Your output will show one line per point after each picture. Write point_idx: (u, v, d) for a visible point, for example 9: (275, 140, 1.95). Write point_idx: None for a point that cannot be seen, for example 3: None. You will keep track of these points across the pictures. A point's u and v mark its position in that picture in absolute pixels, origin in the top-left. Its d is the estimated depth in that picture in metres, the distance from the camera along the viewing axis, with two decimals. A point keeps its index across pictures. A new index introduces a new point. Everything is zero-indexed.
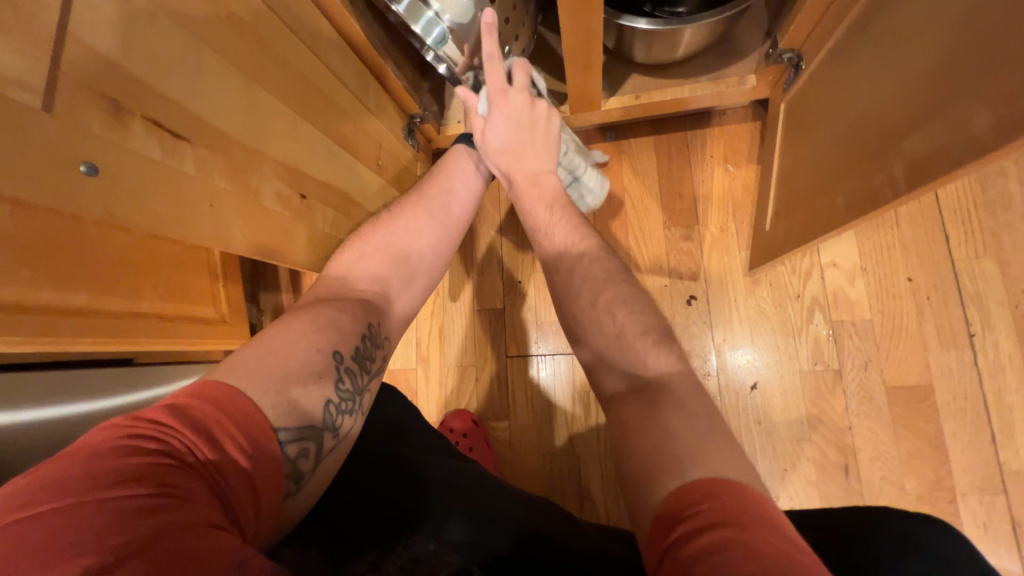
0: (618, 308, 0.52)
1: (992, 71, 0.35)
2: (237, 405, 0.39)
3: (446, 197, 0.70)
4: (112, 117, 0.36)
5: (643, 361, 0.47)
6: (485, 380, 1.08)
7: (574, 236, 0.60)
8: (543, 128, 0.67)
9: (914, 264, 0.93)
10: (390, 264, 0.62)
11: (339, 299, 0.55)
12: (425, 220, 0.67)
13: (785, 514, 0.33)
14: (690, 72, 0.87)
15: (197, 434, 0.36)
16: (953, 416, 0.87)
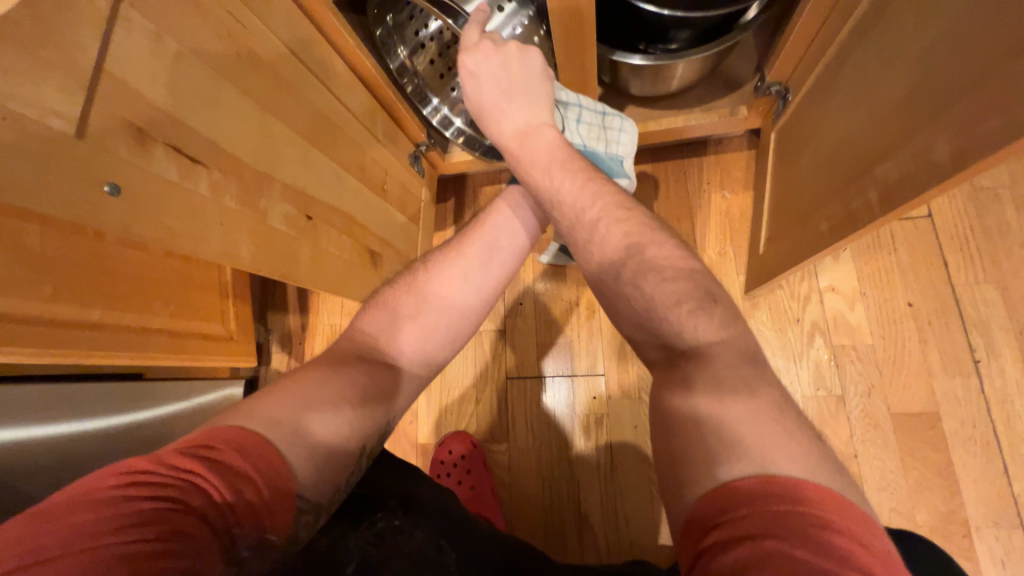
0: (647, 277, 0.48)
1: (953, 99, 0.37)
2: (254, 449, 0.36)
3: (486, 254, 0.66)
4: (137, 143, 0.40)
5: (678, 332, 0.44)
6: (485, 402, 1.09)
7: (584, 196, 0.56)
8: (535, 84, 0.63)
9: (914, 289, 0.93)
10: (429, 312, 0.60)
11: (369, 360, 0.52)
12: (462, 277, 0.63)
13: (847, 526, 0.30)
14: (682, 103, 0.91)
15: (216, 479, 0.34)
16: (963, 445, 0.85)
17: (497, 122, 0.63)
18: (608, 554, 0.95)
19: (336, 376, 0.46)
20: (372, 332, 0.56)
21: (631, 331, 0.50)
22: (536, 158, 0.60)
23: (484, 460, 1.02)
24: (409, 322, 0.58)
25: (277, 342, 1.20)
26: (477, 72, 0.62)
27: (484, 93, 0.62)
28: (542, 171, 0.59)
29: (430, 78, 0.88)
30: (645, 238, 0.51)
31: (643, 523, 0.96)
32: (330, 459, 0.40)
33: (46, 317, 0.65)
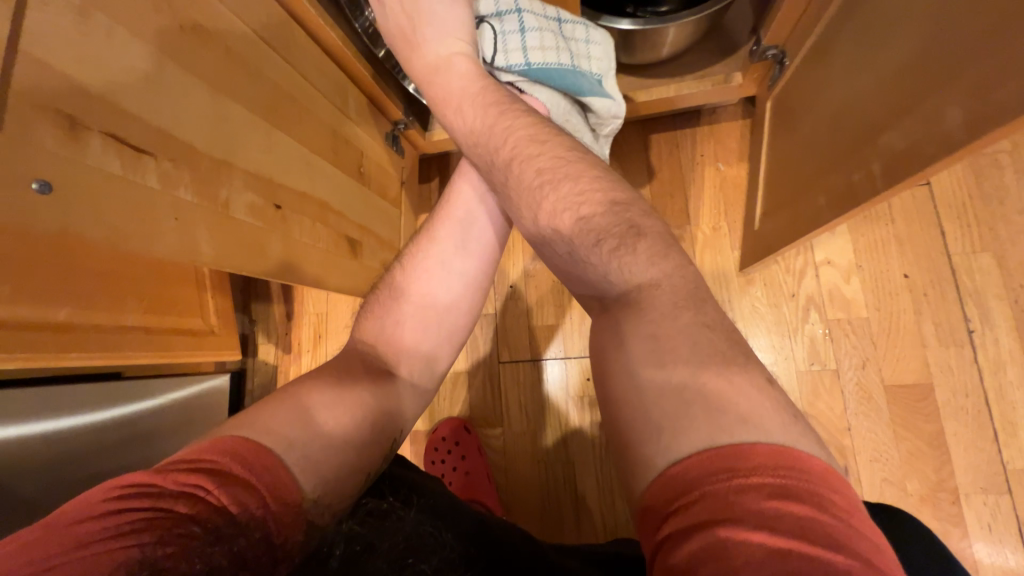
0: (561, 218, 0.45)
1: (965, 60, 0.34)
2: (258, 460, 0.38)
3: (461, 236, 0.63)
4: (68, 133, 0.36)
5: (605, 275, 0.42)
6: (478, 387, 1.07)
7: (497, 133, 0.52)
8: (448, 3, 0.58)
9: (911, 260, 0.91)
10: (415, 307, 0.59)
11: (374, 372, 0.52)
12: (444, 270, 0.61)
13: (801, 492, 0.29)
14: (674, 71, 0.86)
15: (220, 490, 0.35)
16: (955, 415, 0.85)
17: (413, 55, 0.59)
18: (605, 531, 0.96)
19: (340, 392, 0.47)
20: (372, 340, 0.56)
21: (569, 282, 0.47)
22: (451, 90, 0.57)
23: (479, 445, 1.02)
24: (402, 320, 0.57)
25: (263, 333, 1.17)
26: (388, 3, 0.59)
27: (397, 25, 0.59)
28: (458, 110, 0.56)
29: None
30: (559, 173, 0.47)
31: None
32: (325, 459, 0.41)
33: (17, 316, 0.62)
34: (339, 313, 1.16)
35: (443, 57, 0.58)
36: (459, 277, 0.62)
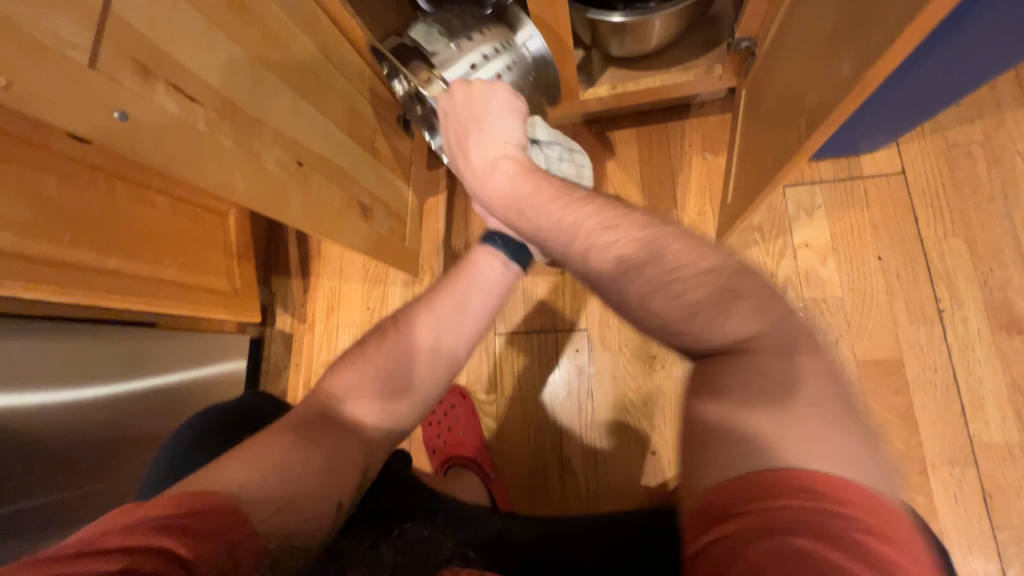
0: (657, 304, 0.45)
1: (856, 25, 0.41)
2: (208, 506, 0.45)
3: (459, 298, 0.68)
4: (141, 78, 0.46)
5: (711, 336, 0.43)
6: (475, 357, 1.15)
7: (569, 218, 0.51)
8: (506, 122, 0.63)
9: (885, 243, 0.96)
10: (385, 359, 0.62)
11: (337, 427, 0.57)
12: (432, 330, 0.65)
13: (866, 519, 0.33)
14: (661, 64, 0.95)
15: (169, 533, 0.41)
16: (924, 389, 0.89)
17: (474, 166, 0.63)
18: (587, 492, 1.02)
19: (276, 442, 0.53)
20: (342, 390, 0.60)
21: (664, 348, 0.47)
22: (502, 183, 0.59)
23: (472, 409, 1.10)
24: (373, 374, 0.61)
25: (280, 303, 1.27)
26: (451, 133, 0.66)
27: (462, 147, 0.65)
28: (521, 207, 0.56)
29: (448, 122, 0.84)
30: (644, 255, 0.46)
31: (621, 466, 1.02)
32: (289, 483, 0.50)
33: (65, 261, 0.73)
34: (350, 287, 1.26)
35: (501, 165, 0.61)
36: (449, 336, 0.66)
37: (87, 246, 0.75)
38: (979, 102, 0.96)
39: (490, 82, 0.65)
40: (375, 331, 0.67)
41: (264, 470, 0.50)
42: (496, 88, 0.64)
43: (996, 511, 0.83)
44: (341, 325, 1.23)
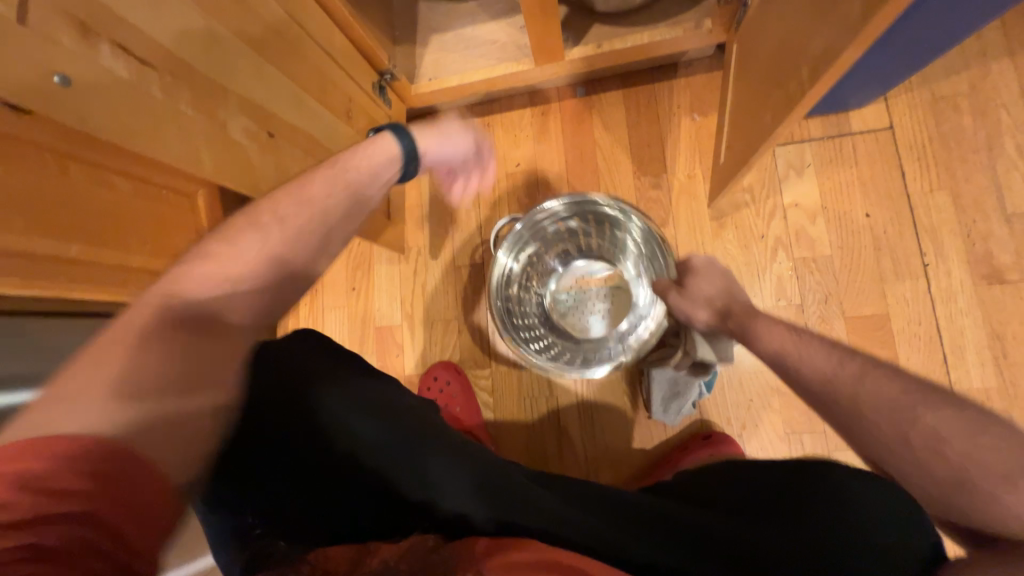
0: (932, 465, 0.46)
1: None
2: (77, 451, 0.32)
3: (298, 198, 0.53)
4: (80, 35, 0.40)
5: (1000, 511, 0.43)
6: (468, 333, 1.14)
7: (844, 371, 0.53)
8: (722, 278, 0.72)
9: (872, 200, 0.96)
10: (271, 238, 0.50)
11: (222, 335, 0.43)
12: (277, 228, 0.51)
13: None
14: (648, 19, 0.90)
15: (28, 506, 0.29)
16: (909, 340, 0.91)
17: (699, 312, 0.69)
18: (585, 459, 1.03)
19: (166, 347, 0.39)
20: (190, 296, 0.43)
21: (930, 503, 0.48)
22: (742, 316, 0.65)
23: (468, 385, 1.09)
24: (258, 258, 0.49)
25: None
26: (697, 283, 0.71)
27: (685, 296, 0.71)
28: (778, 346, 0.58)
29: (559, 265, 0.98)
30: (935, 412, 0.48)
31: (618, 431, 1.03)
32: (177, 448, 0.36)
33: (26, 250, 0.67)
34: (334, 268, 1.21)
35: (753, 311, 0.64)
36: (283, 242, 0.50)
37: (45, 234, 0.69)
38: (966, 53, 0.95)
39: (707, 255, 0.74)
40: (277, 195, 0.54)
41: (116, 399, 0.35)
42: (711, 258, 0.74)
43: None
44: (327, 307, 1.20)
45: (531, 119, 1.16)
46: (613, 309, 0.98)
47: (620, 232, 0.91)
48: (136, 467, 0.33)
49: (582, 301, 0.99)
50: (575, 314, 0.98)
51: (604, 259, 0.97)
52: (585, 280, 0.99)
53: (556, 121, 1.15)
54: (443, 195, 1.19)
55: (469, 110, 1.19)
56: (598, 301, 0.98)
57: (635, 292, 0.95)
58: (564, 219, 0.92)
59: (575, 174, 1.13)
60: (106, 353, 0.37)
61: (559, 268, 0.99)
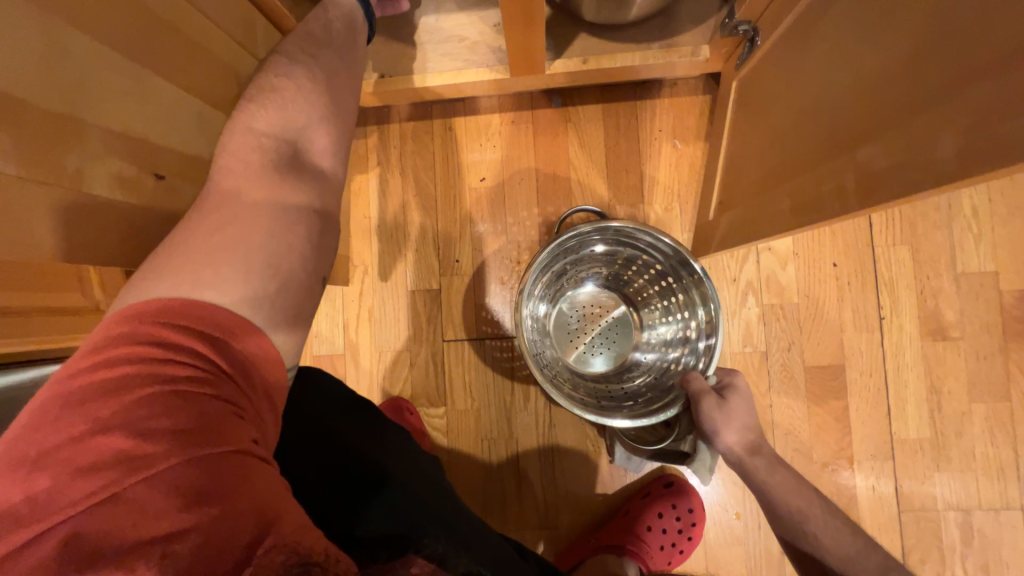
0: None
1: (952, 92, 0.33)
2: (222, 318, 0.42)
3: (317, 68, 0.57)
4: None
5: None
6: (421, 366, 1.03)
7: (849, 547, 0.58)
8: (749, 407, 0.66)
9: (840, 249, 0.96)
10: (318, 90, 0.56)
11: (313, 174, 0.54)
12: (307, 116, 0.54)
13: None
14: (641, 36, 0.79)
15: (204, 349, 0.40)
16: (859, 392, 0.94)
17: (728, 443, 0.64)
18: (545, 504, 0.99)
19: (286, 187, 0.50)
20: (274, 130, 0.52)
21: None
22: (769, 461, 0.63)
23: (421, 425, 0.99)
24: (316, 106, 0.55)
25: None
26: (736, 408, 0.64)
27: (722, 420, 0.63)
28: (788, 505, 0.62)
29: (568, 285, 0.87)
30: None
31: (580, 475, 0.99)
32: (290, 322, 0.47)
33: None
34: None
35: (773, 463, 0.64)
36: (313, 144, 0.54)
37: None
38: None
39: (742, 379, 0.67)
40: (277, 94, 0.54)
41: (252, 267, 0.45)
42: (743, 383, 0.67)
43: (903, 498, 0.93)
44: None
45: (499, 127, 1.02)
46: (616, 352, 0.88)
47: (666, 290, 0.82)
48: (260, 338, 0.44)
49: (590, 331, 0.89)
50: (578, 342, 0.88)
51: (631, 300, 0.89)
52: (603, 311, 0.89)
53: (528, 133, 1.02)
54: (396, 207, 1.04)
55: (427, 108, 1.03)
56: (605, 337, 0.89)
57: (647, 342, 0.87)
58: (624, 246, 0.81)
59: (546, 195, 1.02)
60: (231, 215, 0.47)
61: (584, 284, 0.89)
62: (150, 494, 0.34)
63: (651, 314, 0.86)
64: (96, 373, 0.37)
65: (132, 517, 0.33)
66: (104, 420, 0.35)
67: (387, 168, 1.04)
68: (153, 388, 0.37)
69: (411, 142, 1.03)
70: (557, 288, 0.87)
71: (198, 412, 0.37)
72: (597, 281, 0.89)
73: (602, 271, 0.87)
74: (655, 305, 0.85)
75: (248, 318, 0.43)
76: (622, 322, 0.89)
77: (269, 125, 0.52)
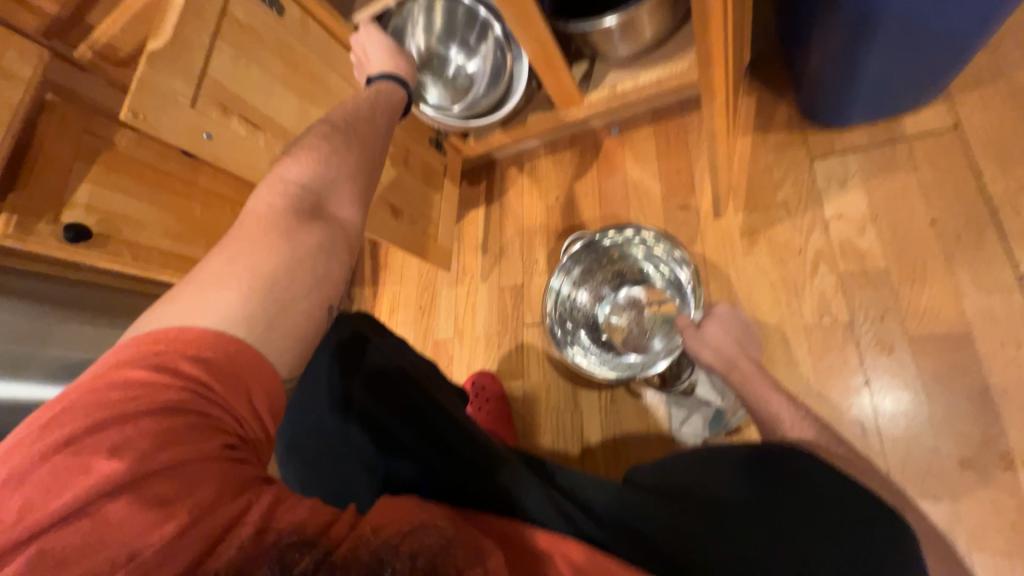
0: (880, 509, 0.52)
1: None
2: (214, 344, 0.39)
3: (368, 113, 0.61)
4: (222, 111, 0.69)
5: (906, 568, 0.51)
6: (507, 346, 1.25)
7: (803, 425, 0.59)
8: (736, 327, 0.73)
9: (938, 205, 0.86)
10: (351, 156, 0.56)
11: (330, 220, 0.51)
12: (345, 156, 0.55)
13: None
14: (657, 58, 1.01)
15: (194, 375, 0.38)
16: (1006, 367, 0.77)
17: (707, 356, 0.70)
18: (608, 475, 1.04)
19: (310, 224, 0.49)
20: (304, 180, 0.52)
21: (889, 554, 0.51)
22: (745, 375, 0.66)
23: (502, 392, 1.16)
24: (348, 163, 0.55)
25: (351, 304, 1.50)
26: (716, 330, 0.72)
27: (697, 338, 0.71)
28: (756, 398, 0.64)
29: (593, 300, 1.03)
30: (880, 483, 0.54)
31: (642, 450, 1.04)
32: (279, 340, 0.43)
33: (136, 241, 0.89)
34: (408, 290, 1.43)
35: (751, 375, 0.66)
36: (347, 179, 0.55)
37: (154, 235, 0.92)
38: None
39: (727, 308, 0.75)
40: (323, 132, 0.57)
41: (247, 292, 0.42)
42: (734, 309, 0.75)
43: None
44: (400, 325, 1.40)
45: (570, 159, 1.30)
46: (658, 329, 0.97)
47: (658, 262, 0.96)
48: (252, 355, 0.41)
49: (631, 324, 1.00)
50: (621, 337, 1.00)
51: (643, 280, 1.01)
52: (636, 306, 1.01)
53: (592, 158, 1.27)
54: (495, 226, 1.36)
55: (519, 156, 1.37)
56: (643, 324, 0.99)
57: (674, 306, 0.96)
58: (610, 249, 0.99)
59: (608, 203, 1.22)
60: (240, 244, 0.45)
61: (604, 298, 1.03)
62: (124, 509, 0.34)
63: (660, 283, 0.98)
64: (89, 395, 0.36)
65: (107, 524, 0.34)
66: (87, 444, 0.35)
67: (490, 202, 1.38)
68: (137, 413, 0.36)
69: (505, 180, 1.38)
70: (584, 308, 1.02)
71: (178, 433, 0.37)
72: (613, 282, 1.03)
73: (611, 276, 1.02)
74: (659, 273, 0.98)
75: (239, 339, 0.40)
76: (648, 300, 1.00)
77: (308, 154, 0.54)
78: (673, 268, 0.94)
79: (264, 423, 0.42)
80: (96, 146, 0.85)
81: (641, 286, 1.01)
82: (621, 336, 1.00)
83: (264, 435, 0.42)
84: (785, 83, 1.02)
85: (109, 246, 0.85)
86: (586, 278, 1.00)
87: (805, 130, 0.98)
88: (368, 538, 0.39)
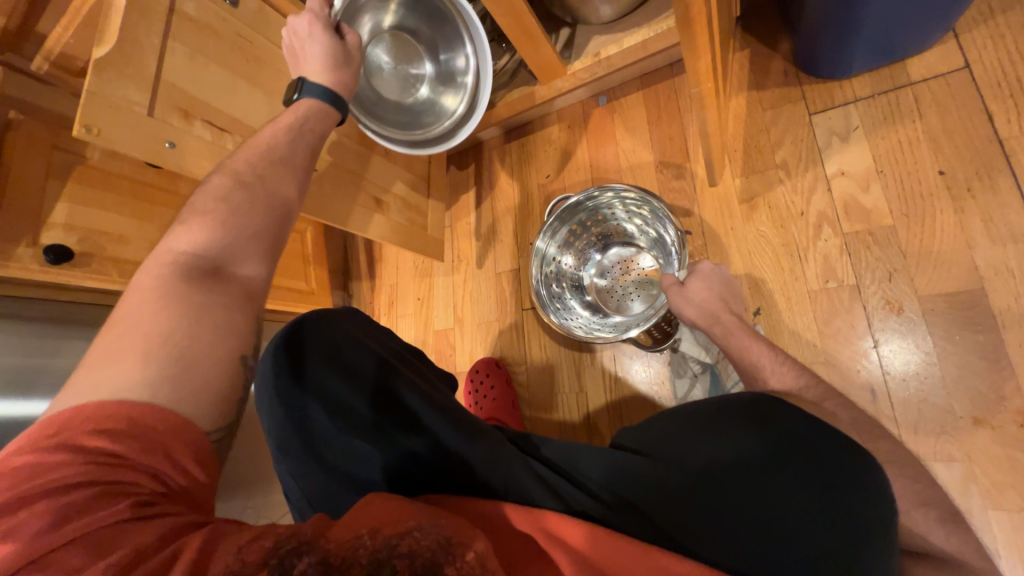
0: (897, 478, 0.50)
1: None
2: (114, 416, 0.37)
3: (275, 146, 0.57)
4: (183, 117, 0.66)
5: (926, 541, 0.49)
6: (507, 331, 1.23)
7: (790, 374, 0.59)
8: (721, 284, 0.71)
9: (946, 154, 0.81)
10: (248, 206, 0.52)
11: (229, 279, 0.47)
12: (242, 205, 0.51)
13: None
14: (641, 18, 0.95)
15: (98, 444, 0.36)
16: (1021, 322, 0.74)
17: (691, 313, 0.69)
18: None
19: (204, 286, 0.45)
20: (194, 246, 0.48)
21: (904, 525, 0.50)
22: (728, 329, 0.66)
23: (507, 377, 1.15)
24: (246, 213, 0.51)
25: (349, 301, 1.48)
26: (700, 286, 0.70)
27: (682, 295, 0.70)
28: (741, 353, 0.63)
29: (578, 263, 1.00)
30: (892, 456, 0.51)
31: None
32: (186, 402, 0.40)
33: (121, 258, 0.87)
34: (405, 282, 1.41)
35: (736, 330, 0.65)
36: (245, 231, 0.50)
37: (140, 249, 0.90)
38: None
39: (711, 266, 0.72)
40: (220, 182, 0.53)
41: (143, 361, 0.39)
42: (721, 267, 0.72)
43: None
44: (400, 319, 1.39)
45: (558, 133, 1.25)
46: (641, 290, 0.96)
47: (642, 221, 0.94)
48: (159, 417, 0.38)
49: (614, 286, 0.98)
50: (605, 299, 0.98)
51: (627, 241, 0.99)
52: (620, 268, 0.99)
53: (581, 131, 1.22)
54: (486, 209, 1.33)
55: (505, 135, 1.33)
56: (626, 284, 0.97)
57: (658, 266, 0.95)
58: (592, 210, 0.96)
59: (600, 177, 1.18)
60: (128, 322, 0.42)
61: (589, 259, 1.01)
62: None
63: (643, 243, 0.96)
64: None
65: None
66: None
67: (479, 185, 1.34)
68: (37, 490, 0.34)
69: (493, 161, 1.33)
70: (568, 272, 1.00)
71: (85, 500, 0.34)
72: (597, 244, 1.00)
73: (595, 238, 1.00)
74: (642, 232, 0.96)
75: (146, 404, 0.38)
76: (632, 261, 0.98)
77: (200, 215, 0.50)
78: (658, 227, 0.91)
79: (191, 472, 0.39)
80: (66, 162, 0.82)
81: (624, 247, 0.99)
82: (604, 298, 0.98)
83: (196, 486, 0.40)
84: (779, 34, 0.95)
85: (94, 265, 0.83)
86: (569, 242, 0.98)
87: (801, 83, 0.93)
88: (363, 542, 0.34)
